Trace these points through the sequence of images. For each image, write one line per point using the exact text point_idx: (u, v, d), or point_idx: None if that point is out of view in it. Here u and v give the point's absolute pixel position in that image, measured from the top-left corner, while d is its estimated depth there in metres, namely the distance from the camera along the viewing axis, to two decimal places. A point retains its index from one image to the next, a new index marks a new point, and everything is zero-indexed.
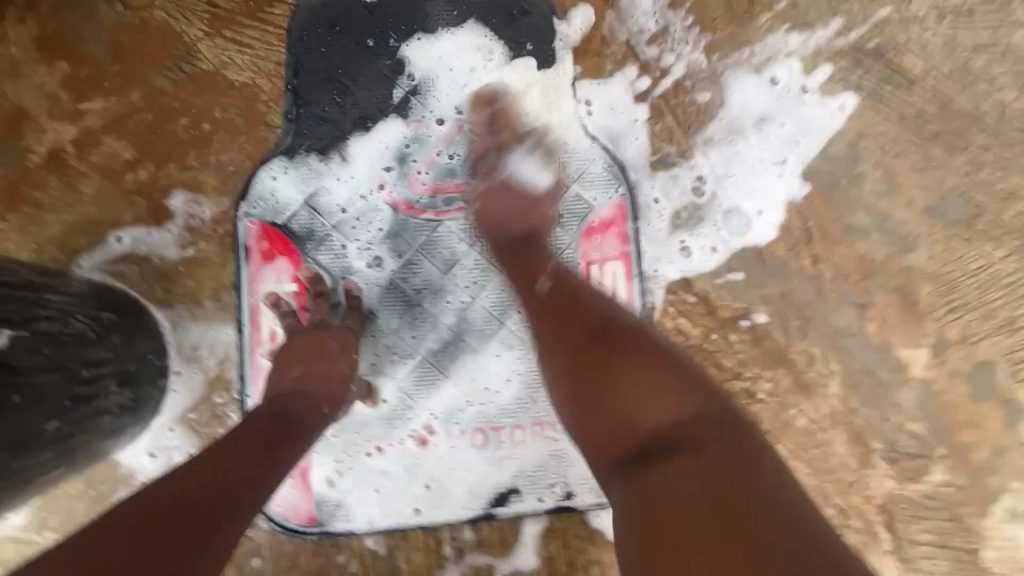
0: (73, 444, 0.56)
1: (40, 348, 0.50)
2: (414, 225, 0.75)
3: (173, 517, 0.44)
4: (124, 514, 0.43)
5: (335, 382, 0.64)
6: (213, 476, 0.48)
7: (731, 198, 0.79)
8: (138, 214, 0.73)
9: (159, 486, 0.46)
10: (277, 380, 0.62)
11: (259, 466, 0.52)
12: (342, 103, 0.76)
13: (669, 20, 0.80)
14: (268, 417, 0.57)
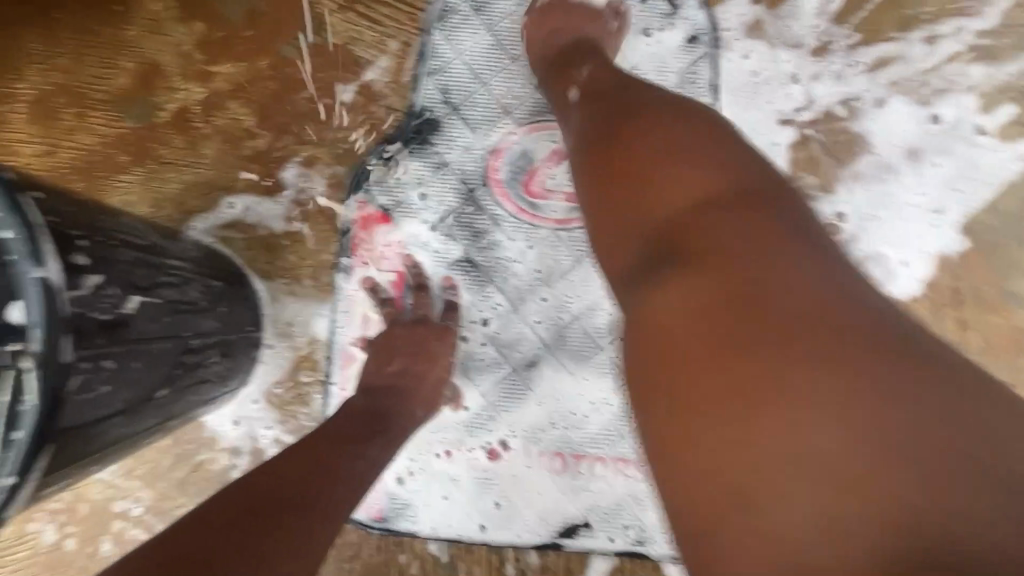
0: (175, 409, 0.57)
1: (160, 316, 0.50)
2: (521, 229, 0.72)
3: (268, 515, 0.43)
4: (221, 508, 0.43)
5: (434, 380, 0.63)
6: (310, 472, 0.48)
7: (874, 243, 0.71)
8: (252, 183, 0.73)
9: (259, 477, 0.46)
10: (377, 369, 0.62)
11: (352, 465, 0.51)
12: (468, 93, 0.72)
13: (832, 38, 0.72)
14: (364, 409, 0.57)
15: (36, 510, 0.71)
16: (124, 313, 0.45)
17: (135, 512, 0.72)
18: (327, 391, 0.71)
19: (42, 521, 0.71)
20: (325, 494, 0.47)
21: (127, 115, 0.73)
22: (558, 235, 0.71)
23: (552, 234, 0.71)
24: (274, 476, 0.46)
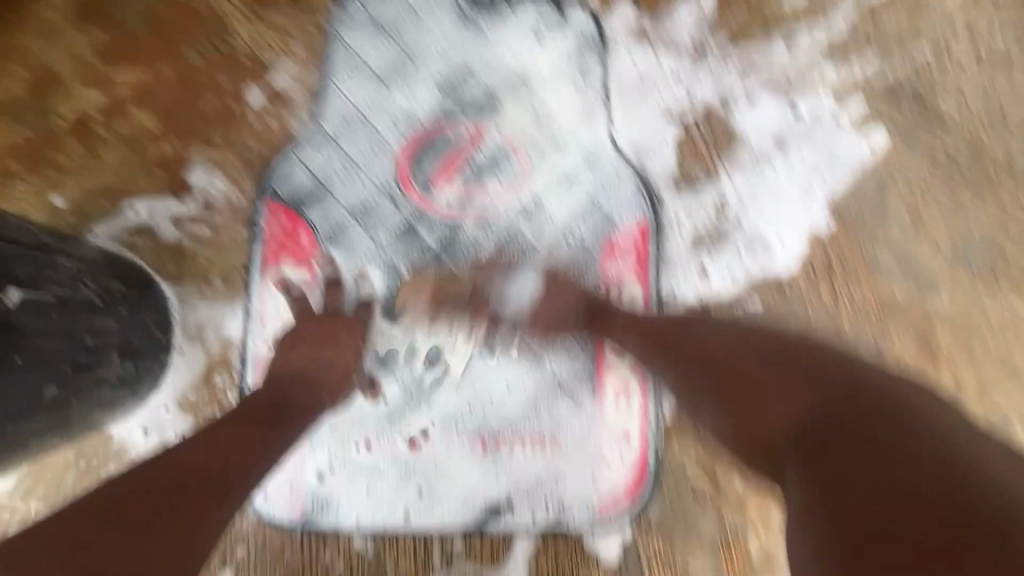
0: (68, 409, 0.62)
1: (48, 312, 0.55)
2: (433, 223, 0.75)
3: (156, 499, 0.46)
4: (111, 494, 0.46)
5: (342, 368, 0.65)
6: (204, 457, 0.51)
7: (755, 223, 0.78)
8: (158, 187, 0.72)
9: (153, 467, 0.49)
10: (282, 360, 0.63)
11: (250, 449, 0.53)
12: (377, 96, 0.76)
13: (706, 43, 0.80)
14: (268, 400, 0.59)
15: None
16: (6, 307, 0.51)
17: None
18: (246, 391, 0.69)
19: None
20: (204, 489, 0.48)
21: (20, 123, 0.71)
22: (468, 229, 0.75)
23: (463, 228, 0.75)
24: (169, 464, 0.49)
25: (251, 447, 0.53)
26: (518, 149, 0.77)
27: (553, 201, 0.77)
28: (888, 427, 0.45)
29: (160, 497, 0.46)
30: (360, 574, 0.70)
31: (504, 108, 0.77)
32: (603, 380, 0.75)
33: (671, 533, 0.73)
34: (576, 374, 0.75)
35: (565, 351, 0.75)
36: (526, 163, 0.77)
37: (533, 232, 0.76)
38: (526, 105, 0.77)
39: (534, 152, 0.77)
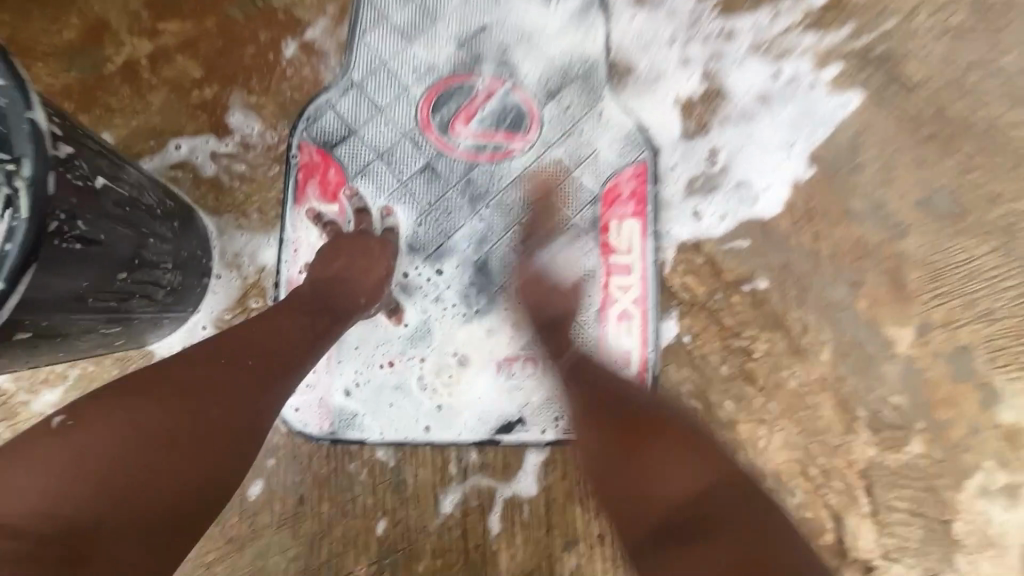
0: (132, 310, 0.61)
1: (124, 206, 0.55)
2: (452, 164, 0.82)
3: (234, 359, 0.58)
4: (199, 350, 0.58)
5: (375, 279, 0.73)
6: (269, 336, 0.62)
7: (743, 171, 0.86)
8: (199, 128, 0.79)
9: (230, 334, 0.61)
10: (320, 268, 0.71)
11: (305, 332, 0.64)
12: (400, 50, 0.83)
13: (698, 13, 0.89)
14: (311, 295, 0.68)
15: None
16: (95, 185, 0.50)
17: None
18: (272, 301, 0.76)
19: None
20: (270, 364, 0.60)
21: (73, 67, 0.78)
22: (484, 169, 0.83)
23: (479, 169, 0.83)
24: (242, 335, 0.61)
25: (288, 350, 0.62)
26: (527, 98, 0.85)
27: (560, 145, 0.85)
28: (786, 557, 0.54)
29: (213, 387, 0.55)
30: (383, 482, 0.76)
31: (516, 63, 0.85)
32: (606, 306, 0.83)
33: None
34: (582, 300, 0.83)
35: (572, 280, 0.82)
36: (534, 110, 0.85)
37: (541, 172, 0.84)
38: (535, 59, 0.85)
39: (542, 101, 0.85)
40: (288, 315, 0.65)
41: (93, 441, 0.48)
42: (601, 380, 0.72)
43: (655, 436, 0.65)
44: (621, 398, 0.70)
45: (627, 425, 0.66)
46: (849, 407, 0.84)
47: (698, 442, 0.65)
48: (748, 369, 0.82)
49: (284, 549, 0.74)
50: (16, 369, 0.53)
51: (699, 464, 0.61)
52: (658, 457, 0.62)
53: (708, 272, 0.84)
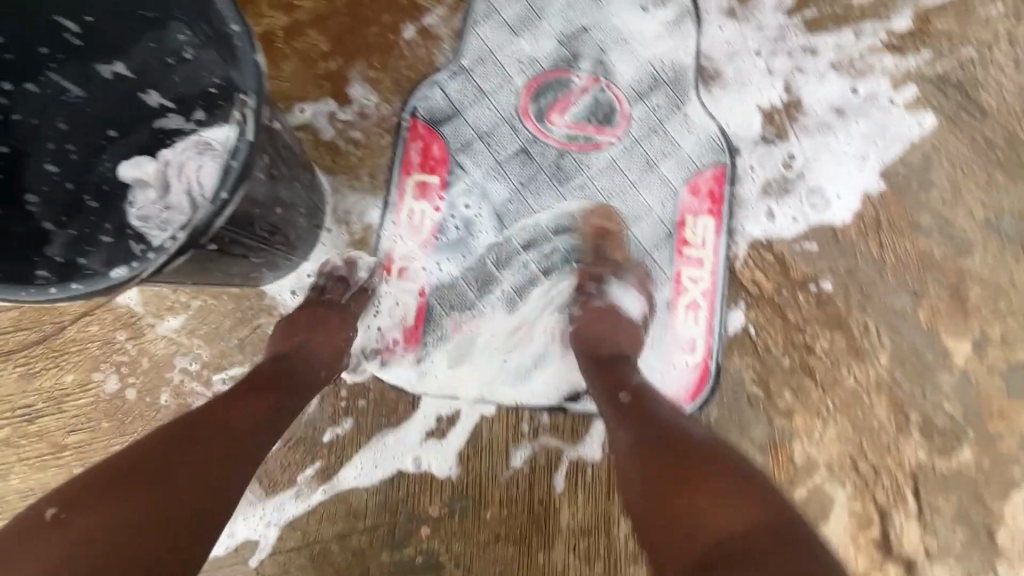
0: (274, 247, 0.71)
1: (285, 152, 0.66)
2: (545, 149, 0.89)
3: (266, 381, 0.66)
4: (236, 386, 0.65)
5: (335, 349, 0.74)
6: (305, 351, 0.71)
7: (817, 179, 0.91)
8: (323, 95, 0.87)
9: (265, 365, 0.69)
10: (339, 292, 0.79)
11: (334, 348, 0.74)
12: (507, 41, 0.90)
13: (786, 28, 0.94)
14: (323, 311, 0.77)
15: (99, 362, 0.79)
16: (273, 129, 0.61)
17: (193, 367, 0.80)
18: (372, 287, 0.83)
19: (106, 371, 0.79)
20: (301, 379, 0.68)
21: None
22: (574, 157, 0.89)
23: (569, 157, 0.89)
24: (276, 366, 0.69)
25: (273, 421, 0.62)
26: (618, 96, 0.91)
27: (646, 142, 0.90)
28: None
29: (185, 457, 0.55)
30: (460, 432, 0.82)
31: (611, 62, 0.91)
32: (676, 296, 0.87)
33: (727, 432, 0.85)
34: (654, 288, 0.87)
35: (648, 268, 0.87)
36: (624, 108, 0.90)
37: (625, 165, 0.89)
38: (629, 60, 0.91)
39: (632, 99, 0.91)
40: (257, 394, 0.64)
41: (71, 529, 0.48)
42: (638, 415, 0.67)
43: (698, 466, 0.60)
44: (680, 444, 0.62)
45: (662, 461, 0.61)
46: (902, 410, 0.87)
47: (755, 491, 0.58)
48: (808, 364, 0.87)
49: (366, 483, 0.80)
50: (189, 279, 0.64)
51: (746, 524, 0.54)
52: (710, 501, 0.56)
53: (776, 269, 0.89)
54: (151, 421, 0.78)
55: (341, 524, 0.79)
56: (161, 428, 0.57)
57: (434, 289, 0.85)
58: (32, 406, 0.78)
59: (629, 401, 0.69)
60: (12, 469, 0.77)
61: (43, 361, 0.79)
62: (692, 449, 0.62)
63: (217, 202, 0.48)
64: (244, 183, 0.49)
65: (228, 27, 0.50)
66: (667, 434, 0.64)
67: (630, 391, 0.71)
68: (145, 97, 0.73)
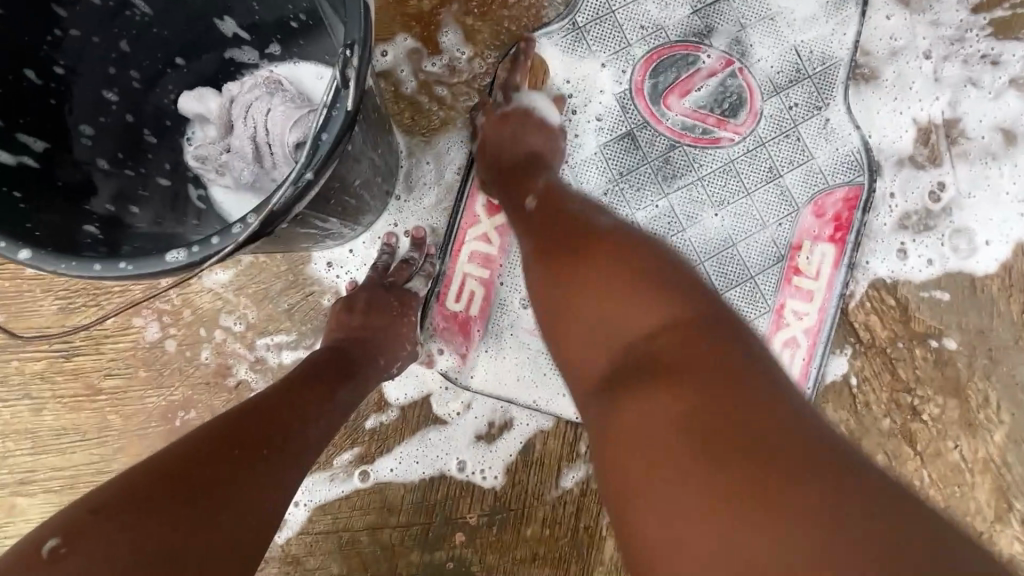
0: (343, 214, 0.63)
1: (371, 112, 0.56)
2: (654, 137, 0.76)
3: (315, 373, 0.60)
4: (281, 381, 0.59)
5: (398, 335, 0.68)
6: (359, 345, 0.65)
7: (966, 218, 0.77)
8: (411, 40, 0.75)
9: (312, 357, 0.63)
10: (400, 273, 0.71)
11: (396, 337, 0.68)
12: (632, 3, 0.76)
13: (967, 28, 0.77)
14: (382, 290, 0.69)
15: (141, 307, 0.73)
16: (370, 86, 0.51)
17: (237, 327, 0.74)
18: (435, 276, 0.75)
19: (147, 318, 0.74)
20: (353, 373, 0.63)
21: None
22: (686, 151, 0.76)
23: (680, 150, 0.76)
24: (324, 357, 0.63)
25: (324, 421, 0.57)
26: (751, 84, 0.77)
27: (774, 145, 0.77)
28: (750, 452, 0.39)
29: (231, 463, 0.48)
30: (511, 441, 0.75)
31: (750, 43, 0.77)
32: (775, 330, 0.76)
33: None
34: (751, 317, 0.76)
35: (749, 293, 0.76)
36: (754, 101, 0.77)
37: (744, 170, 0.77)
38: (773, 43, 0.77)
39: (767, 93, 0.77)
40: (312, 388, 0.58)
41: (83, 559, 0.39)
42: (552, 207, 0.63)
43: (623, 306, 0.51)
44: (583, 233, 0.58)
45: (557, 233, 0.59)
46: (1006, 497, 0.76)
47: (697, 317, 0.49)
48: (908, 429, 0.76)
49: (405, 479, 0.75)
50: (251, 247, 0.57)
51: (659, 308, 0.50)
52: (632, 308, 0.50)
53: (895, 316, 0.77)
54: (189, 376, 0.74)
55: (372, 515, 0.74)
56: (199, 429, 0.50)
57: (503, 281, 0.75)
58: (69, 344, 0.73)
59: (536, 209, 0.63)
60: (47, 405, 0.74)
61: (85, 298, 0.73)
62: (593, 237, 0.57)
63: (299, 183, 0.39)
64: (335, 161, 0.41)
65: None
66: (591, 229, 0.58)
67: (540, 189, 0.65)
68: (220, 23, 0.65)
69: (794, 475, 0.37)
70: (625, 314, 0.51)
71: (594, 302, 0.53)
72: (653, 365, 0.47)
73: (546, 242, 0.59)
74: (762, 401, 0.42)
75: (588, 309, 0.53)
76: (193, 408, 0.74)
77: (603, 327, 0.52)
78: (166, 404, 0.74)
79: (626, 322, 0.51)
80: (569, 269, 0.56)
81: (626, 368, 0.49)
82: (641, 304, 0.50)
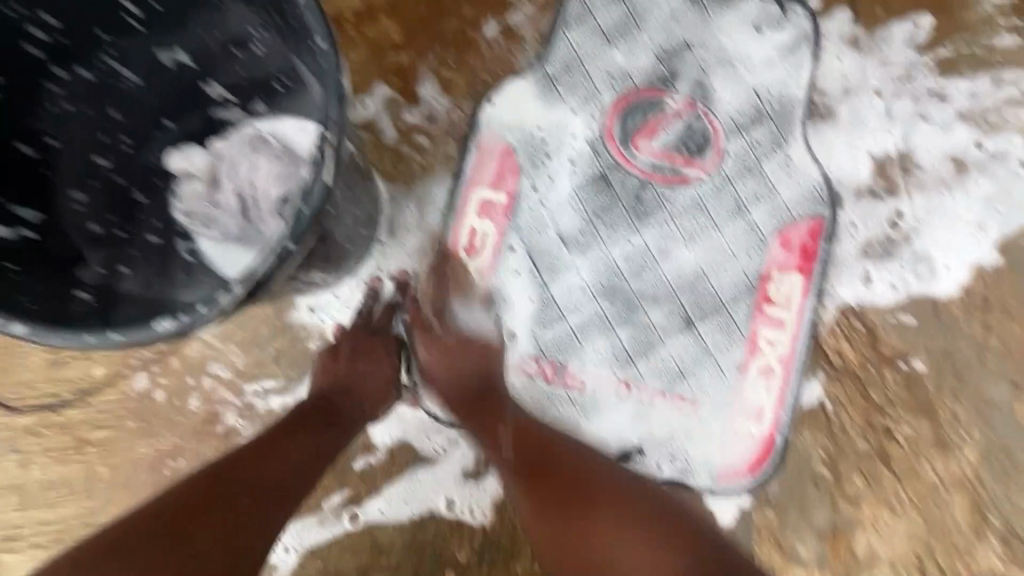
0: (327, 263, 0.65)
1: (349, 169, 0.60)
2: (626, 177, 0.80)
3: (304, 419, 0.63)
4: (272, 428, 0.62)
5: (382, 380, 0.70)
6: (346, 391, 0.68)
7: (926, 244, 0.80)
8: (390, 92, 0.79)
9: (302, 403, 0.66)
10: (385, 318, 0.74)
11: (381, 382, 0.70)
12: (599, 52, 0.81)
13: (914, 67, 0.82)
14: (368, 337, 0.72)
15: (130, 357, 0.75)
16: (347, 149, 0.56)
17: (226, 375, 0.75)
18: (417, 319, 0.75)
19: (136, 368, 0.75)
20: (340, 420, 0.66)
21: None
22: (656, 190, 0.80)
23: (651, 188, 0.80)
24: (313, 404, 0.66)
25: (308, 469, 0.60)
26: (715, 124, 0.81)
27: (739, 181, 0.81)
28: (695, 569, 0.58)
29: (219, 511, 0.52)
30: (498, 478, 0.76)
31: (712, 86, 0.81)
32: (750, 358, 0.79)
33: (785, 511, 0.78)
34: (726, 346, 0.79)
35: (723, 323, 0.79)
36: (719, 141, 0.81)
37: (712, 205, 0.80)
38: (733, 85, 0.81)
39: (730, 132, 0.81)
40: (300, 435, 0.61)
41: None
42: (546, 465, 0.68)
43: (597, 521, 0.62)
44: (547, 448, 0.69)
45: (547, 459, 0.68)
46: (983, 513, 0.78)
47: (630, 501, 0.65)
48: (883, 450, 0.79)
49: (396, 519, 0.75)
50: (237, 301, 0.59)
51: (638, 518, 0.63)
52: (619, 546, 0.60)
53: (864, 341, 0.80)
54: (179, 425, 0.74)
55: (363, 558, 0.75)
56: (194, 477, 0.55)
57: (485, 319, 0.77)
58: (57, 397, 0.74)
59: (516, 455, 0.69)
60: (35, 459, 0.74)
61: (73, 351, 0.74)
62: (557, 454, 0.69)
63: (281, 253, 0.45)
64: (312, 228, 0.47)
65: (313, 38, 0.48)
66: (566, 460, 0.68)
67: (511, 427, 0.70)
68: (205, 87, 0.68)
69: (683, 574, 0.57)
70: (623, 546, 0.60)
71: (600, 529, 0.62)
72: (591, 564, 0.61)
73: (526, 467, 0.68)
74: (675, 529, 0.62)
75: (584, 539, 0.62)
76: (183, 457, 0.74)
77: (591, 559, 0.61)
78: (156, 453, 0.74)
79: (631, 561, 0.59)
80: (567, 515, 0.64)
81: (574, 556, 0.62)
82: (614, 537, 0.61)
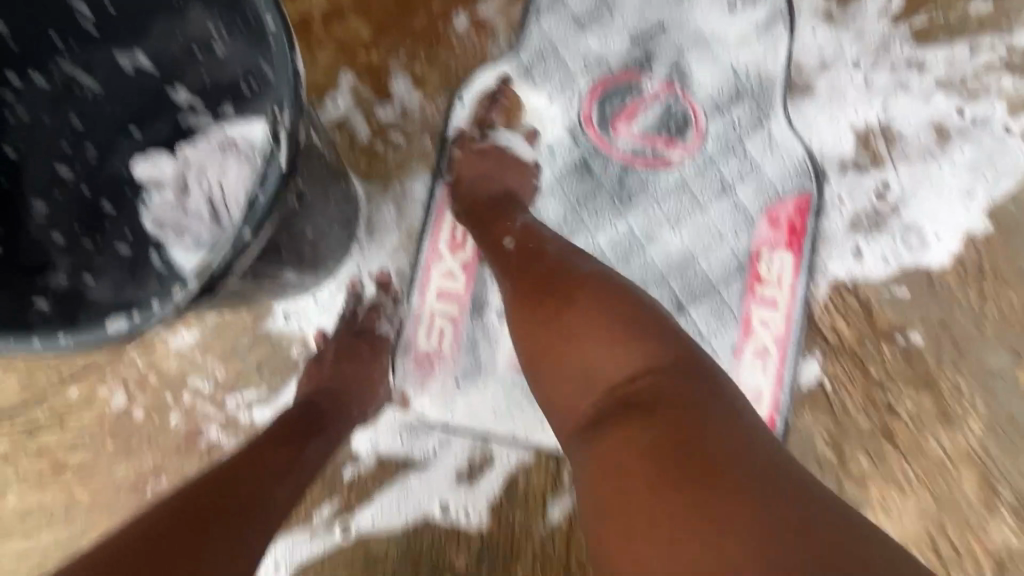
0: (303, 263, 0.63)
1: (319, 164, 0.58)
2: (608, 163, 0.79)
3: (295, 423, 0.61)
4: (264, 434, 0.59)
5: (367, 383, 0.69)
6: (332, 397, 0.65)
7: (915, 215, 0.79)
8: (362, 90, 0.78)
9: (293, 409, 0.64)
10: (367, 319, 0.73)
11: (367, 388, 0.68)
12: (572, 40, 0.80)
13: (890, 37, 0.81)
14: (350, 337, 0.71)
15: (105, 375, 0.72)
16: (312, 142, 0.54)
17: (205, 388, 0.73)
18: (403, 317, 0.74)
19: (112, 386, 0.72)
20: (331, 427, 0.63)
21: None
22: (639, 174, 0.79)
23: (633, 173, 0.79)
24: (301, 406, 0.64)
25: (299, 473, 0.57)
26: (694, 105, 0.80)
27: (722, 161, 0.79)
28: (730, 477, 0.41)
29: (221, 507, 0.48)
30: (492, 477, 0.73)
31: (689, 68, 0.80)
32: (744, 340, 0.78)
33: None
34: (719, 330, 0.78)
35: (715, 305, 0.78)
36: (700, 121, 0.80)
37: (696, 187, 0.79)
38: (710, 65, 0.80)
39: (710, 112, 0.80)
40: (292, 439, 0.59)
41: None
42: (539, 248, 0.61)
43: (580, 326, 0.53)
44: (562, 277, 0.57)
45: (541, 281, 0.58)
46: (992, 486, 0.76)
47: (643, 340, 0.51)
48: (886, 427, 0.77)
49: (387, 528, 0.73)
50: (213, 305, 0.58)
51: (677, 412, 0.45)
52: (592, 336, 0.52)
53: (859, 316, 0.78)
54: (159, 443, 0.72)
55: (357, 569, 0.72)
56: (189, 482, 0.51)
57: (473, 315, 0.75)
58: (32, 420, 0.71)
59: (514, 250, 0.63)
60: (9, 486, 0.71)
61: (45, 371, 0.72)
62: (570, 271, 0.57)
63: (240, 244, 0.44)
64: (272, 219, 0.46)
65: (265, 19, 0.46)
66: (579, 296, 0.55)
67: (517, 232, 0.65)
68: (172, 92, 0.67)
69: (708, 462, 0.42)
70: (611, 359, 0.50)
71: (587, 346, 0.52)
72: (586, 376, 0.51)
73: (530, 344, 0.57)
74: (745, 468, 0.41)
75: (563, 354, 0.54)
76: (163, 475, 0.72)
77: (574, 363, 0.53)
78: (134, 473, 0.72)
79: (614, 359, 0.50)
80: (538, 315, 0.56)
81: (570, 360, 0.53)
82: (617, 362, 0.50)
